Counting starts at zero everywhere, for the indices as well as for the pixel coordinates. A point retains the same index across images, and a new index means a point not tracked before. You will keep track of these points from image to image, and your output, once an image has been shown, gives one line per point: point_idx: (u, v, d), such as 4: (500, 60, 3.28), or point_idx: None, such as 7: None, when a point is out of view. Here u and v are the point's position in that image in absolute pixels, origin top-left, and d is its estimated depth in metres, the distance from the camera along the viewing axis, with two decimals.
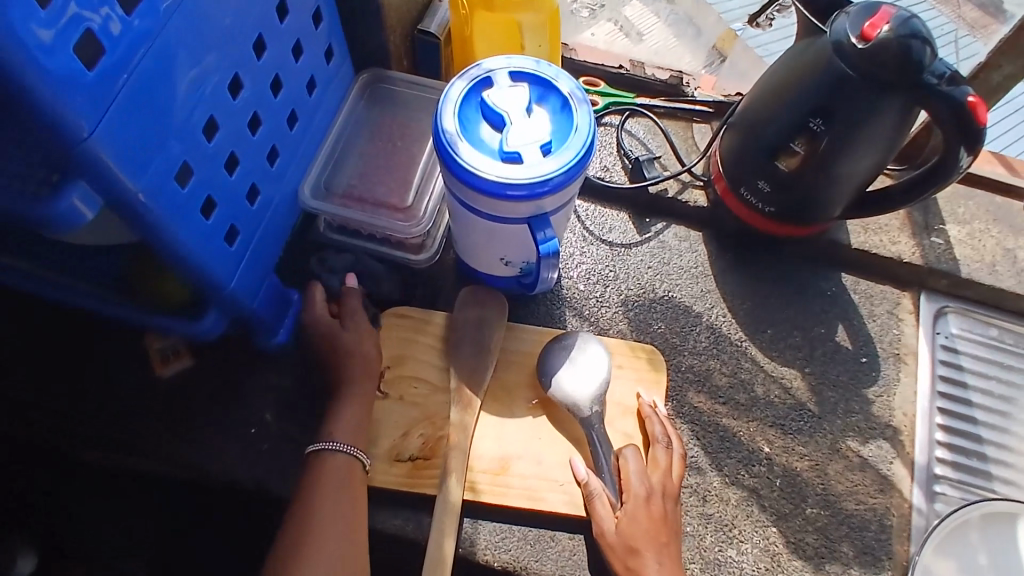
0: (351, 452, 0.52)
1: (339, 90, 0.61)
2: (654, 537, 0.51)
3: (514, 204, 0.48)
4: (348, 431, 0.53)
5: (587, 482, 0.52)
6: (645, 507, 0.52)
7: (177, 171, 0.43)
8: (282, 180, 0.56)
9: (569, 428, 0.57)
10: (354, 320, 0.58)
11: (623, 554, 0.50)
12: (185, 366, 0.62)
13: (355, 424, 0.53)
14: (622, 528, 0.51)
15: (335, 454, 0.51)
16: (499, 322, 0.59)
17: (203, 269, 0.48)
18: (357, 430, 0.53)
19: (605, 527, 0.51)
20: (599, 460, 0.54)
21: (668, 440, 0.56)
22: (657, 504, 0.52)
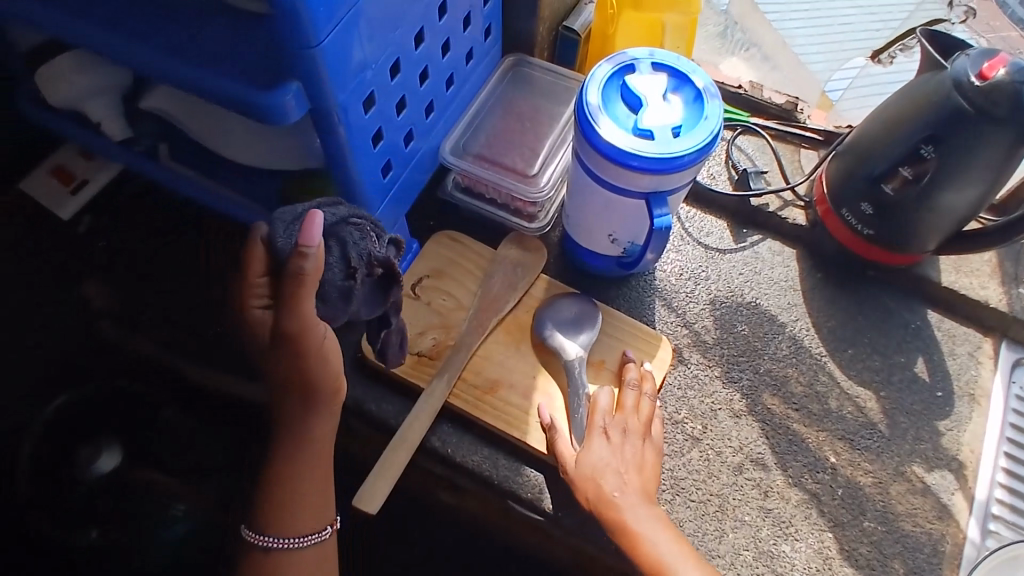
0: (316, 540, 0.55)
1: (487, 66, 0.68)
2: (615, 465, 0.55)
3: (639, 176, 0.53)
4: (308, 521, 0.54)
5: (549, 425, 0.58)
6: (607, 439, 0.56)
7: (365, 97, 0.50)
8: (430, 133, 0.62)
9: (553, 372, 0.62)
10: (297, 330, 0.44)
11: (585, 480, 0.54)
12: None
13: (299, 502, 0.54)
14: (580, 461, 0.55)
15: (273, 547, 0.54)
16: (531, 269, 0.66)
17: (356, 187, 0.54)
18: (315, 516, 0.55)
19: (568, 461, 0.56)
20: (573, 402, 0.60)
21: (638, 383, 0.60)
22: (613, 441, 0.56)
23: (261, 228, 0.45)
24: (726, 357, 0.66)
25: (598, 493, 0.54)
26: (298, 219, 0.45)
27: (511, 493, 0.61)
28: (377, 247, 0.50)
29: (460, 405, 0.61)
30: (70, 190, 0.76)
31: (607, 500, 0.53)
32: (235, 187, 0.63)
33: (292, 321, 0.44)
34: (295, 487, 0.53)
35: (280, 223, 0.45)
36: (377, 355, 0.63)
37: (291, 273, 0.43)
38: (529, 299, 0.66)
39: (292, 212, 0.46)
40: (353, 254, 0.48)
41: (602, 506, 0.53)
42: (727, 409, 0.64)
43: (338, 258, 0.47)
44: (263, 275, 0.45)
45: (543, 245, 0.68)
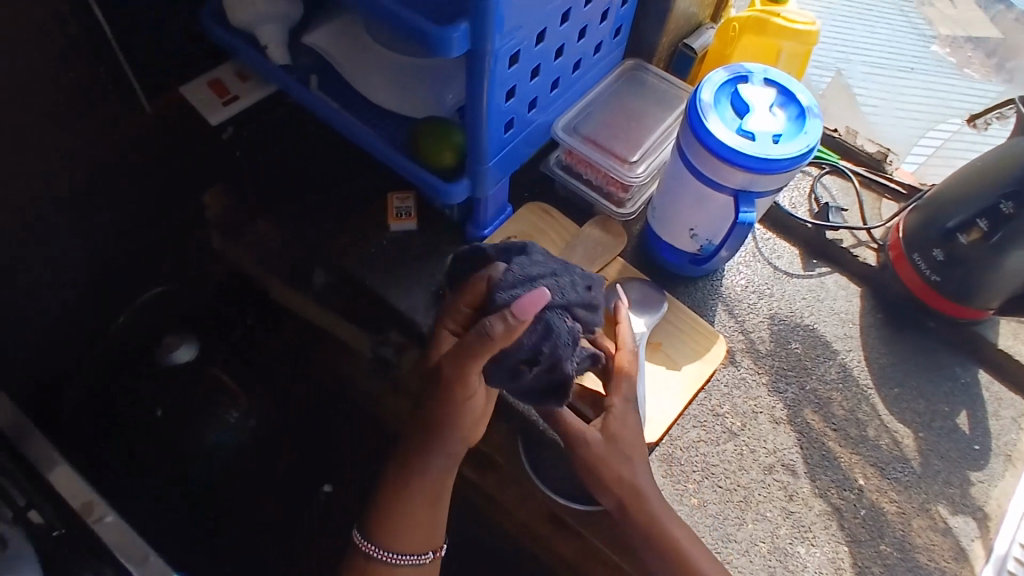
0: (417, 560, 0.59)
1: (610, 63, 0.74)
2: (640, 446, 0.58)
3: (733, 172, 0.58)
4: (413, 542, 0.58)
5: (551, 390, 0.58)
6: (631, 417, 0.59)
7: (511, 54, 0.57)
8: (549, 108, 0.69)
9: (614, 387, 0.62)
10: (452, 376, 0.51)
11: (611, 463, 0.57)
12: (409, 229, 0.75)
13: (400, 527, 0.58)
14: (610, 442, 0.57)
15: (375, 557, 0.59)
16: (613, 249, 0.71)
17: (483, 132, 0.61)
18: (421, 537, 0.59)
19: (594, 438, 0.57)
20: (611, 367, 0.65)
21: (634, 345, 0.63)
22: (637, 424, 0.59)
23: (495, 274, 0.56)
24: (776, 369, 0.70)
25: (630, 482, 0.57)
26: (523, 286, 0.55)
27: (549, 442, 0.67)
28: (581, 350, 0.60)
29: None
30: (222, 101, 0.80)
31: (638, 493, 0.57)
32: (368, 123, 0.71)
33: (448, 369, 0.51)
34: (407, 506, 0.58)
35: (508, 281, 0.55)
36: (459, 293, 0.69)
37: (473, 330, 0.50)
38: (603, 276, 0.71)
39: (524, 275, 0.56)
40: (543, 347, 0.54)
41: (630, 495, 0.57)
42: (768, 415, 0.67)
43: (532, 343, 0.54)
44: (470, 307, 0.57)
45: (624, 228, 0.74)
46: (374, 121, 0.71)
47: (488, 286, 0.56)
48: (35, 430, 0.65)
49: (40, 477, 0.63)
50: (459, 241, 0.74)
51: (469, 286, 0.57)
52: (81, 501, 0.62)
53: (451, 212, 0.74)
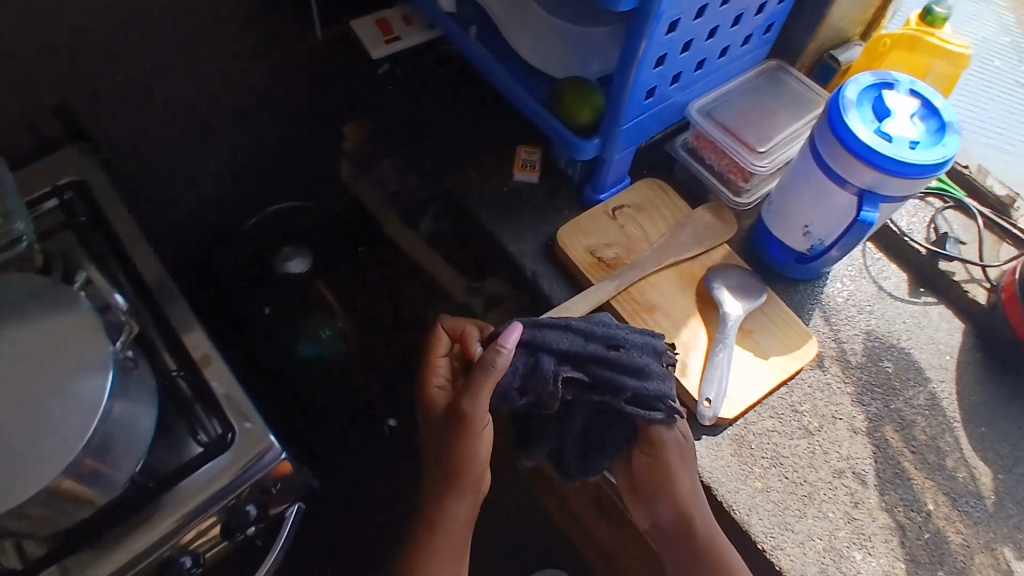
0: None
1: (754, 59, 0.77)
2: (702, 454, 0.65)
3: (864, 170, 0.60)
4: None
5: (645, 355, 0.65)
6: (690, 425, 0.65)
7: (672, 20, 0.60)
8: (689, 87, 0.72)
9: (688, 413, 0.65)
10: (471, 411, 0.58)
11: (677, 467, 0.62)
12: (529, 178, 0.77)
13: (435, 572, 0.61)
14: (678, 444, 0.62)
15: None
16: (723, 234, 0.73)
17: (626, 93, 0.64)
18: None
19: (666, 433, 0.62)
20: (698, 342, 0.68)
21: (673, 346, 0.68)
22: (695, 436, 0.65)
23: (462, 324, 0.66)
24: (863, 382, 0.70)
25: (691, 489, 0.62)
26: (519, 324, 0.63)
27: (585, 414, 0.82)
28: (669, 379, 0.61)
29: (619, 309, 0.69)
30: (386, 40, 0.84)
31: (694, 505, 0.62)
32: (515, 74, 0.76)
33: (467, 404, 0.58)
34: (435, 546, 0.61)
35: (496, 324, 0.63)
36: (566, 244, 0.72)
37: (481, 366, 0.58)
38: (708, 257, 0.73)
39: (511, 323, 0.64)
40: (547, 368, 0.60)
41: (690, 502, 0.62)
42: (847, 423, 0.68)
43: (524, 364, 0.61)
44: (443, 355, 0.66)
45: (735, 219, 0.75)
46: (521, 73, 0.76)
47: (462, 332, 0.66)
48: (173, 289, 0.69)
49: (174, 333, 0.66)
50: (575, 200, 0.77)
51: (432, 340, 0.66)
52: (200, 353, 0.65)
53: (573, 172, 0.77)
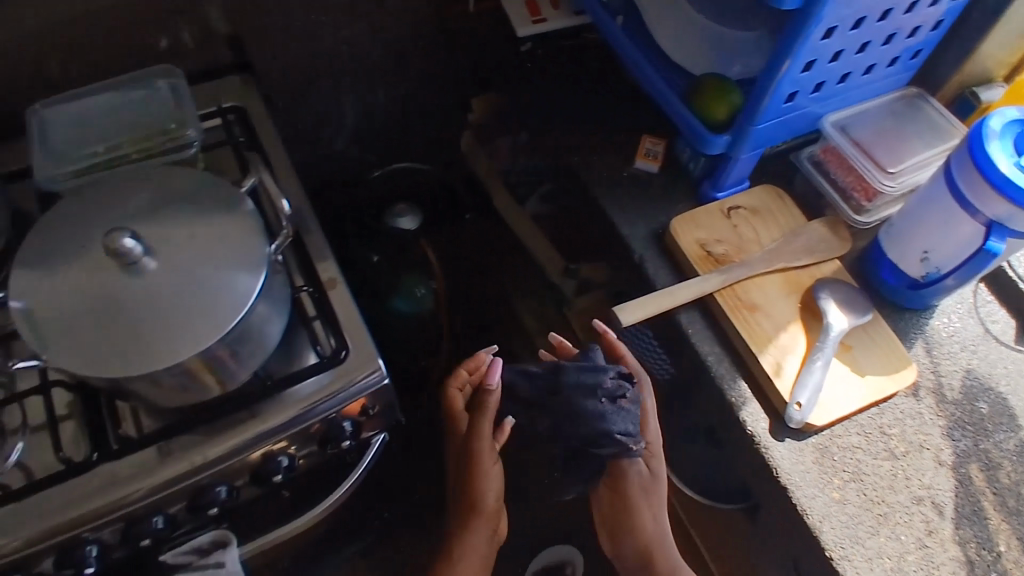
0: None
1: (895, 84, 0.77)
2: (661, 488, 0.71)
3: (998, 199, 0.60)
4: None
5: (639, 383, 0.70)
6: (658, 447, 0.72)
7: (828, 26, 0.61)
8: (827, 100, 0.73)
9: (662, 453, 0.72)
10: (477, 447, 0.68)
11: (642, 506, 0.69)
12: (650, 168, 0.79)
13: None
14: (644, 481, 0.70)
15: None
16: (835, 250, 0.74)
17: (768, 93, 0.66)
18: None
19: (633, 470, 0.70)
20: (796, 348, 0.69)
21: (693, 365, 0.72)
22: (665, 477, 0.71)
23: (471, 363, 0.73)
24: (955, 417, 0.69)
25: (654, 529, 0.69)
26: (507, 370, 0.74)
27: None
28: (626, 416, 0.68)
29: (723, 302, 0.70)
30: (533, 20, 0.88)
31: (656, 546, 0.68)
32: (656, 65, 0.78)
33: (475, 443, 0.68)
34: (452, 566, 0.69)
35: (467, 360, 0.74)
36: (680, 232, 0.73)
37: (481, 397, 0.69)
38: (817, 270, 0.74)
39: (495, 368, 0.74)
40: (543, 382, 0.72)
41: (653, 540, 0.68)
42: (933, 454, 0.67)
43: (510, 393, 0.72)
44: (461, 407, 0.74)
45: (850, 238, 0.76)
46: (662, 65, 0.79)
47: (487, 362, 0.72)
48: (309, 214, 0.74)
49: (308, 256, 0.71)
50: (692, 194, 0.79)
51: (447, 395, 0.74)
52: (327, 276, 0.70)
53: (693, 167, 0.79)
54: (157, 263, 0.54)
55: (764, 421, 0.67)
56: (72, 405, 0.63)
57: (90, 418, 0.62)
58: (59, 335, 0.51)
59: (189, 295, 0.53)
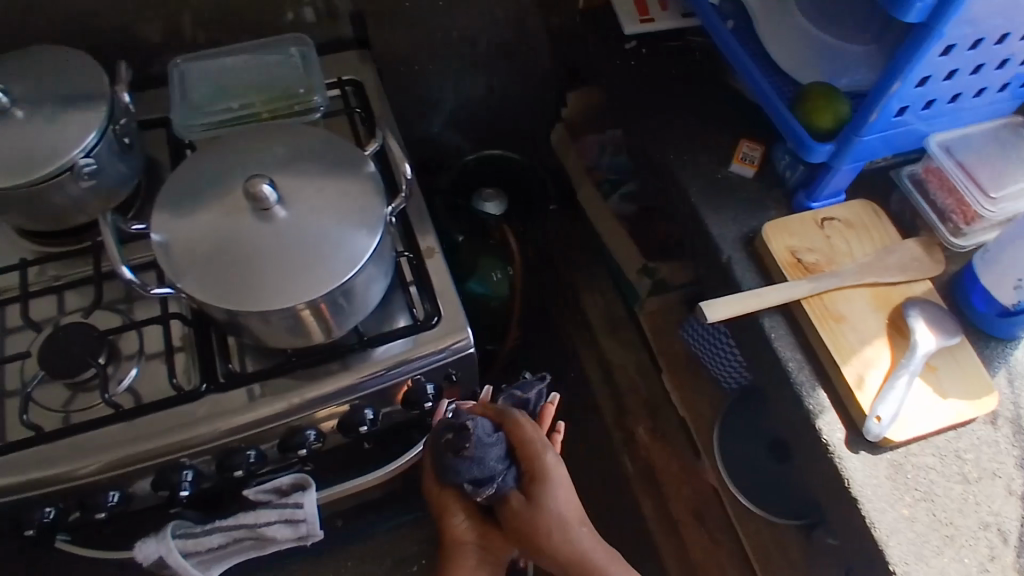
0: None
1: (1006, 110, 0.76)
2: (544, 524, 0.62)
3: None
4: None
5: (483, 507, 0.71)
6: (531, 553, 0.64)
7: (949, 44, 0.61)
8: (936, 119, 0.72)
9: (542, 470, 0.64)
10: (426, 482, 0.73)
11: (541, 536, 0.62)
12: (745, 172, 0.80)
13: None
14: (529, 508, 0.63)
15: None
16: (928, 271, 0.74)
17: (878, 106, 0.67)
18: None
19: (517, 505, 0.64)
20: (880, 364, 0.69)
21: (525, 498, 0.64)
22: (555, 495, 0.63)
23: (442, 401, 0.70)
24: None
25: (569, 547, 0.62)
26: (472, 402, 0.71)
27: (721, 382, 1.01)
28: (480, 465, 0.62)
29: (809, 308, 0.70)
30: (641, 19, 0.90)
31: (579, 560, 0.62)
32: (762, 72, 0.80)
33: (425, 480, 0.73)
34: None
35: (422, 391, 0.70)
36: (771, 237, 0.74)
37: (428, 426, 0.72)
38: (907, 289, 0.73)
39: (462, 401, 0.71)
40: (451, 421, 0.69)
41: (568, 565, 0.62)
42: (1005, 482, 0.66)
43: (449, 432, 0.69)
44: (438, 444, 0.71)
45: (943, 261, 0.75)
46: (769, 72, 0.80)
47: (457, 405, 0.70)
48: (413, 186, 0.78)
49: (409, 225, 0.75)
50: (784, 201, 0.79)
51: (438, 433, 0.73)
52: (425, 245, 0.74)
53: (789, 175, 0.79)
54: (284, 212, 0.58)
55: (840, 432, 0.67)
56: (187, 338, 0.68)
57: (202, 349, 0.66)
58: (192, 264, 0.56)
59: (310, 243, 0.57)
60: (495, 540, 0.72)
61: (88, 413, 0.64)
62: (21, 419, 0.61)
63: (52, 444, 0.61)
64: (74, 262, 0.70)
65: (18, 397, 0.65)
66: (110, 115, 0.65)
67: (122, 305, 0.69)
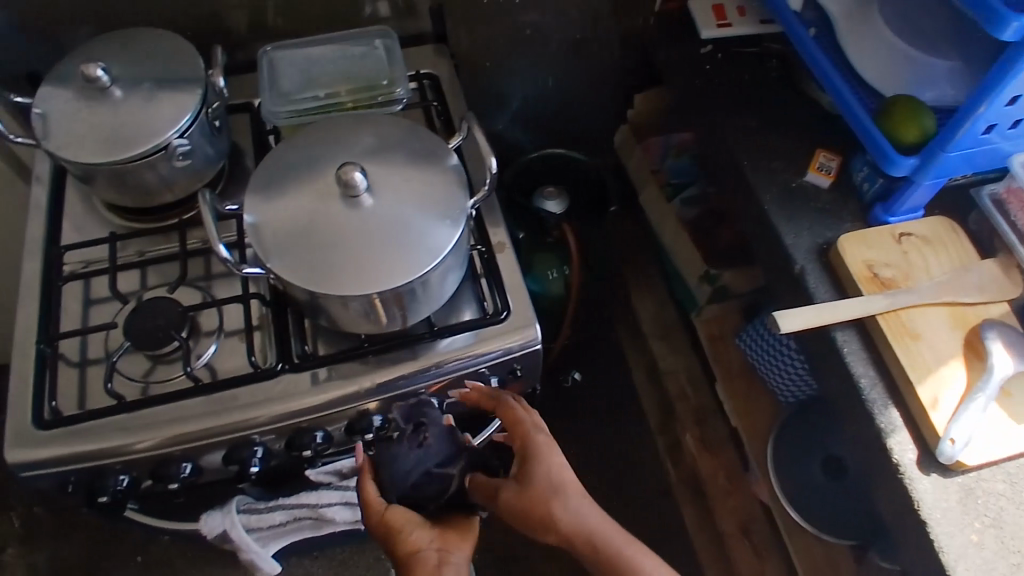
0: None
1: None
2: (544, 493, 0.60)
3: None
4: None
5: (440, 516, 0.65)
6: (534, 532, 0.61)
7: None
8: None
9: (529, 447, 0.63)
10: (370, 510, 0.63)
11: (544, 514, 0.60)
12: (821, 183, 0.79)
13: None
14: (523, 492, 0.61)
15: None
16: (1009, 292, 0.71)
17: (967, 123, 0.65)
18: None
19: (511, 494, 0.61)
20: (955, 385, 0.67)
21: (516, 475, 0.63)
22: (550, 469, 0.61)
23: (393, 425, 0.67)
24: None
25: (572, 518, 0.60)
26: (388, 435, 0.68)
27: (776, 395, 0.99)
28: (436, 442, 0.66)
29: (884, 324, 0.69)
30: (718, 24, 0.90)
31: (587, 531, 0.60)
32: (844, 82, 0.78)
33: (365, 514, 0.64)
34: None
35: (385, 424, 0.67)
36: (846, 249, 0.73)
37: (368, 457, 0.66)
38: (987, 310, 0.72)
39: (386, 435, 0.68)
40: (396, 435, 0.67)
41: (579, 539, 0.60)
42: None
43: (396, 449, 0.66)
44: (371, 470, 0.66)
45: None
46: (851, 83, 0.79)
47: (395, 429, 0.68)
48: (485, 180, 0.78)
49: (480, 218, 0.76)
50: (859, 214, 0.78)
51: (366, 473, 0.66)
52: (496, 240, 0.74)
53: (867, 188, 0.78)
54: (371, 200, 0.59)
55: (913, 454, 0.66)
56: (265, 318, 0.70)
57: (279, 329, 0.68)
58: (283, 246, 0.58)
59: (394, 232, 0.58)
60: (459, 541, 0.62)
61: (168, 385, 0.66)
62: (106, 387, 0.63)
63: (134, 413, 0.63)
64: (159, 239, 0.73)
65: (102, 365, 0.67)
66: (204, 98, 0.67)
67: (202, 283, 0.71)
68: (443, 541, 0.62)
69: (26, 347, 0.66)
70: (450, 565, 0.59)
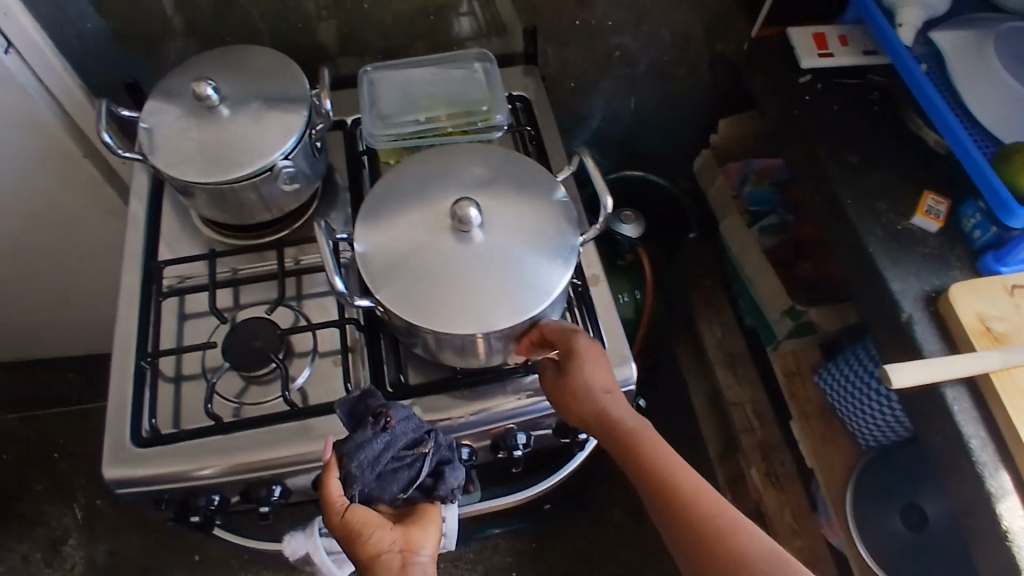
0: None
1: None
2: (575, 384, 0.61)
3: None
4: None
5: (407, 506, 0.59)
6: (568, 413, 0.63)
7: None
8: None
9: (568, 342, 0.60)
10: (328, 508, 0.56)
11: (570, 400, 0.61)
12: (928, 227, 0.76)
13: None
14: (558, 376, 0.62)
15: None
16: None
17: None
18: None
19: (550, 373, 0.63)
20: None
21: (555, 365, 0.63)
22: (589, 368, 0.60)
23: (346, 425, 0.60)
24: None
25: (599, 412, 0.60)
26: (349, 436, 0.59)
27: (856, 439, 0.98)
28: (397, 434, 0.58)
29: (996, 382, 0.66)
30: (819, 53, 0.87)
31: (605, 418, 0.60)
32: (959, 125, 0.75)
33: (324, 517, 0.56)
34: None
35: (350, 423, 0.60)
36: (953, 299, 0.70)
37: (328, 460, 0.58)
38: None
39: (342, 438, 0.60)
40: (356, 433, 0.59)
41: (598, 424, 0.60)
42: None
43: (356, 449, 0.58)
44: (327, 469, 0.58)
45: None
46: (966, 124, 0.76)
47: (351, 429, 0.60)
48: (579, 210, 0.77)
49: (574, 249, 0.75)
50: (967, 261, 0.75)
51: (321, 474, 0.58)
52: (590, 272, 0.73)
53: (978, 236, 0.74)
54: (482, 236, 0.58)
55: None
56: (358, 342, 0.69)
57: (373, 355, 0.68)
58: (391, 276, 0.57)
59: (504, 270, 0.57)
60: (425, 537, 0.56)
61: (262, 408, 0.66)
62: (205, 407, 0.63)
63: (230, 434, 0.63)
64: (255, 257, 0.73)
65: (199, 381, 0.67)
66: (309, 120, 0.67)
67: (294, 302, 0.71)
68: (408, 539, 0.55)
69: (127, 361, 0.66)
70: (417, 566, 0.53)
